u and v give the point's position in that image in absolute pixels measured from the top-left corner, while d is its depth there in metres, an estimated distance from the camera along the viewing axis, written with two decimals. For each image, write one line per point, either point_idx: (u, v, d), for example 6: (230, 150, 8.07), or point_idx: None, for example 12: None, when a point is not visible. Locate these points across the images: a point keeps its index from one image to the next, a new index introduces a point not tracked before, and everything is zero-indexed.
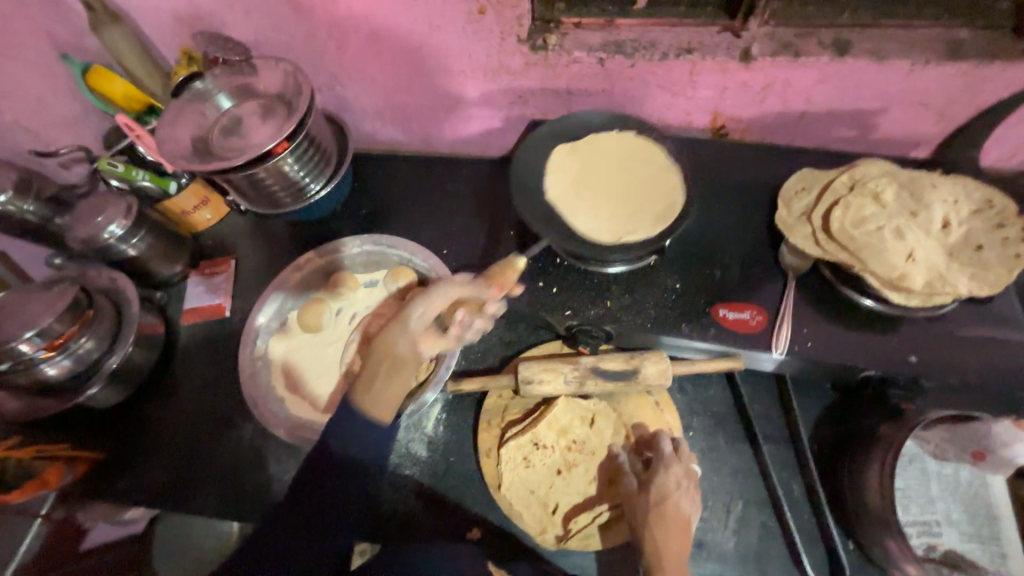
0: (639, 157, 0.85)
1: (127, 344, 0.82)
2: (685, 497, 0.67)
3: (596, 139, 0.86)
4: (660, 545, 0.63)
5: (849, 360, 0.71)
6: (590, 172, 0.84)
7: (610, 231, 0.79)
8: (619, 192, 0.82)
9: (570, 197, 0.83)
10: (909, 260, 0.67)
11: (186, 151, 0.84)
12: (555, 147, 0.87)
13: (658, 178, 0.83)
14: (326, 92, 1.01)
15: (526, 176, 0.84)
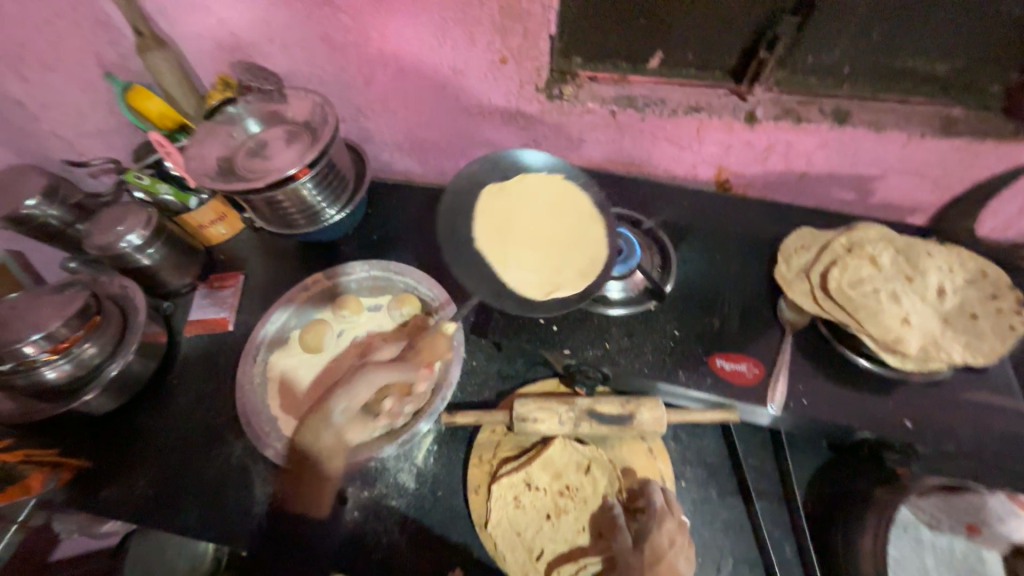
0: (567, 201, 0.88)
1: (130, 352, 0.84)
2: (680, 555, 0.67)
3: (523, 182, 0.88)
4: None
5: (844, 420, 0.70)
6: (514, 221, 0.86)
7: (539, 286, 0.81)
8: (547, 242, 0.85)
9: (497, 245, 0.85)
10: (905, 324, 0.68)
11: (211, 169, 0.88)
12: (483, 190, 0.89)
13: (583, 225, 0.86)
14: (349, 122, 1.06)
15: (471, 224, 0.87)
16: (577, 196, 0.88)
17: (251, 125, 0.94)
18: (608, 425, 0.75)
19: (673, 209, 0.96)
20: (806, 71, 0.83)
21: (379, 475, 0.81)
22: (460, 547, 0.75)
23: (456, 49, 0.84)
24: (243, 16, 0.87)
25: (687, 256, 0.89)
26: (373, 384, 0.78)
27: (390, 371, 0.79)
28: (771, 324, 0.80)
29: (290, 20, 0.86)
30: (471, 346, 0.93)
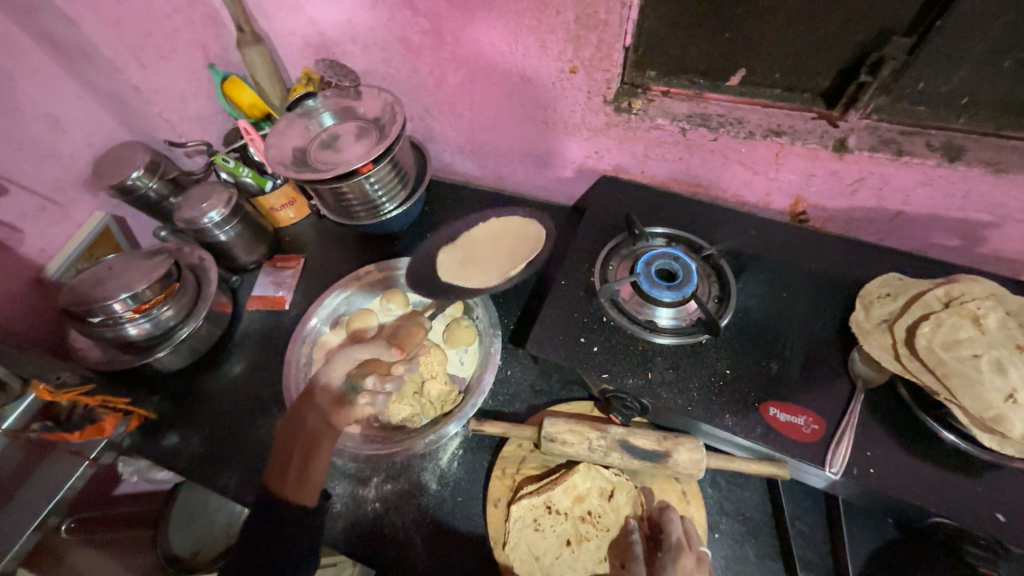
0: (506, 225, 1.00)
1: (199, 319, 0.91)
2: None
3: (468, 232, 1.00)
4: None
5: (918, 499, 0.61)
6: (471, 255, 0.96)
7: (499, 276, 0.90)
8: (500, 247, 0.96)
9: (462, 275, 0.93)
10: (1010, 400, 0.58)
11: (287, 158, 0.94)
12: (437, 251, 0.99)
13: (522, 222, 0.99)
14: (417, 122, 1.10)
15: (447, 267, 0.95)
16: (512, 220, 1.00)
17: (325, 118, 1.00)
18: (641, 459, 0.71)
19: (741, 236, 0.88)
20: (913, 99, 0.74)
21: (404, 470, 0.82)
22: (474, 557, 0.74)
23: (527, 57, 0.84)
24: (332, 17, 0.92)
25: (750, 290, 0.82)
26: (351, 359, 0.83)
27: (366, 348, 0.84)
28: (838, 376, 0.71)
29: (373, 22, 0.90)
30: (508, 355, 0.92)
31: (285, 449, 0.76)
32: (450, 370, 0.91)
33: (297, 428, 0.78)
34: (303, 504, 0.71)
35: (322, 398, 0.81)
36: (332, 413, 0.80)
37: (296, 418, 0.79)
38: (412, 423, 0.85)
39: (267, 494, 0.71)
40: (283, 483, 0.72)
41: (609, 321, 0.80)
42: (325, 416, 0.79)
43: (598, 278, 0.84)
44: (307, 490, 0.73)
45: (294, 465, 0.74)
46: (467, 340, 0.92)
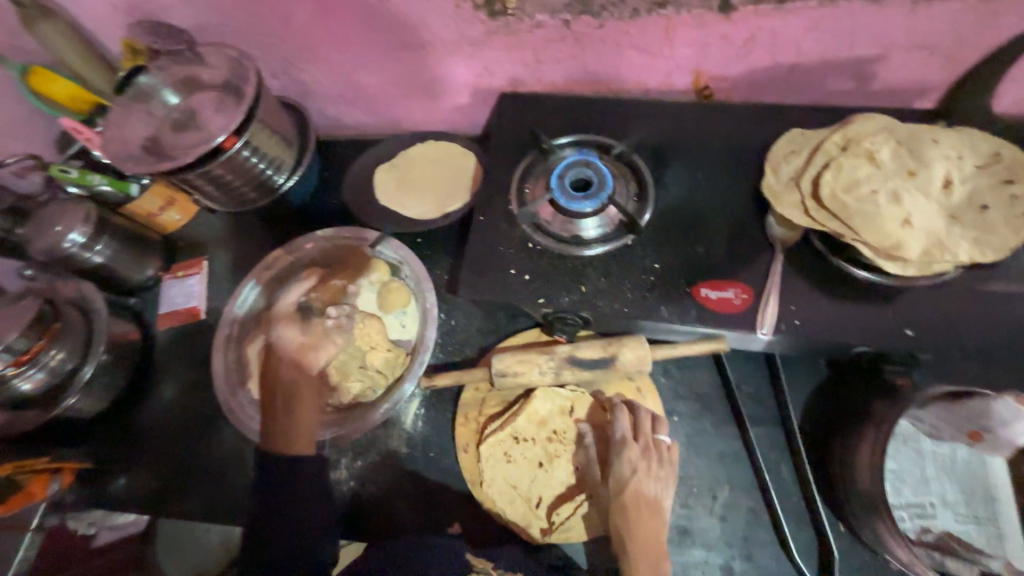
0: (443, 151, 0.97)
1: (100, 353, 0.83)
2: (646, 478, 0.66)
3: (407, 152, 0.98)
4: (632, 528, 0.64)
5: (838, 337, 0.65)
6: (409, 177, 0.96)
7: (436, 209, 0.92)
8: (436, 179, 0.95)
9: (399, 198, 0.94)
10: (906, 225, 0.61)
11: (135, 150, 0.80)
12: (376, 167, 0.99)
13: (457, 153, 0.96)
14: (283, 78, 0.96)
15: (384, 190, 0.96)
16: (447, 146, 0.97)
17: (171, 96, 0.85)
18: (590, 369, 0.72)
19: (650, 126, 0.84)
20: None
21: (370, 444, 0.81)
22: (456, 500, 0.76)
23: None
24: None
25: (668, 179, 0.80)
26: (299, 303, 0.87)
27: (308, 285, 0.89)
28: (758, 243, 0.73)
29: None
30: (448, 305, 0.89)
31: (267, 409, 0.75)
32: (393, 336, 0.86)
33: (274, 388, 0.76)
34: (303, 453, 0.72)
35: (287, 353, 0.79)
36: (304, 356, 0.79)
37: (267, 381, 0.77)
38: (367, 397, 0.83)
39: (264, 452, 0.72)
40: (277, 439, 0.73)
41: (535, 246, 0.77)
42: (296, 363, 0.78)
43: (516, 204, 0.80)
44: (300, 440, 0.73)
45: (284, 418, 0.74)
46: (402, 302, 0.87)
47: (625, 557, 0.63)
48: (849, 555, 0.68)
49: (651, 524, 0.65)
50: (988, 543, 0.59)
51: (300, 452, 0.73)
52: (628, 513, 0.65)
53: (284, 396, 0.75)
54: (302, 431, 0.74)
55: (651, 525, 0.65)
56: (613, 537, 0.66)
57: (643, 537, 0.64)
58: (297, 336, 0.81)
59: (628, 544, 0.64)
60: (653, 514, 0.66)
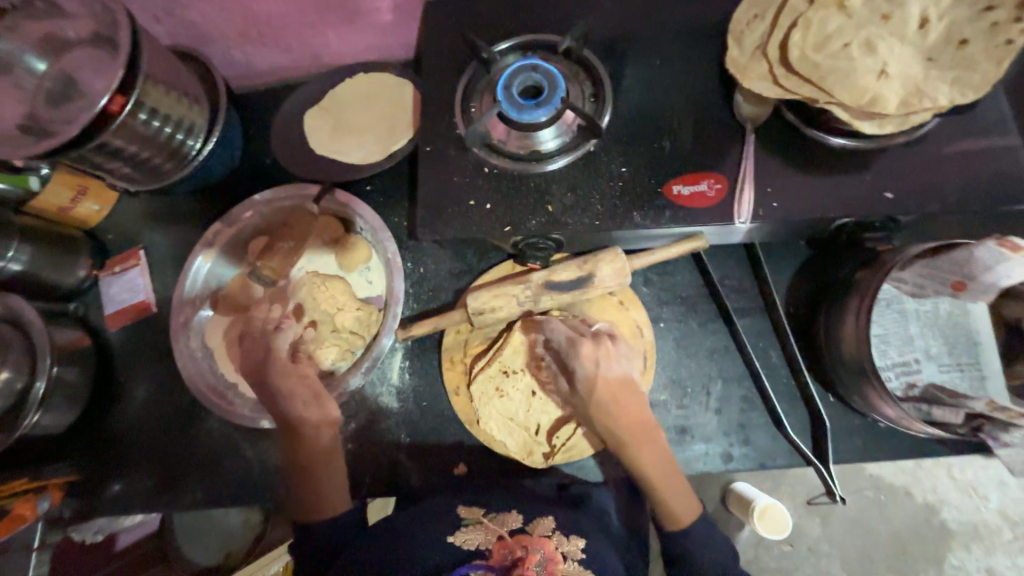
0: (374, 83, 0.87)
1: (50, 366, 0.76)
2: (608, 363, 0.66)
3: (336, 91, 0.88)
4: (614, 416, 0.65)
5: (818, 213, 0.62)
6: (343, 119, 0.86)
7: (379, 150, 0.83)
8: (373, 116, 0.85)
9: (336, 143, 0.85)
10: (882, 77, 0.57)
11: (13, 133, 0.69)
12: (306, 113, 0.88)
13: (391, 84, 0.86)
14: (169, 23, 0.81)
15: (317, 138, 0.86)
16: (377, 76, 0.87)
17: (35, 62, 0.72)
18: (568, 291, 0.69)
19: (598, 12, 0.74)
20: None
21: (360, 406, 0.79)
22: (457, 443, 0.76)
23: None
24: None
25: (625, 72, 0.71)
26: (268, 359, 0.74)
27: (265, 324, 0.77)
28: (727, 127, 0.67)
29: None
30: (413, 253, 0.83)
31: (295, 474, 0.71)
32: (362, 295, 0.81)
33: (304, 453, 0.70)
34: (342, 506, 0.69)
35: (309, 412, 0.71)
36: (328, 407, 0.72)
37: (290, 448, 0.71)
38: (347, 360, 0.79)
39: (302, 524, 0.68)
40: (310, 505, 0.69)
41: (493, 171, 0.70)
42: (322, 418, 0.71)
43: (462, 126, 0.72)
44: (334, 492, 0.70)
45: (320, 481, 0.70)
46: (364, 257, 0.82)
47: (622, 443, 0.65)
48: (841, 421, 0.70)
49: (631, 404, 0.65)
50: (971, 386, 0.59)
51: (331, 514, 0.68)
52: (605, 404, 0.65)
53: (320, 459, 0.70)
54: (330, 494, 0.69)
55: (631, 405, 0.66)
56: (601, 431, 0.66)
57: (629, 421, 0.65)
58: (307, 396, 0.72)
59: (618, 430, 0.65)
60: (628, 397, 0.66)
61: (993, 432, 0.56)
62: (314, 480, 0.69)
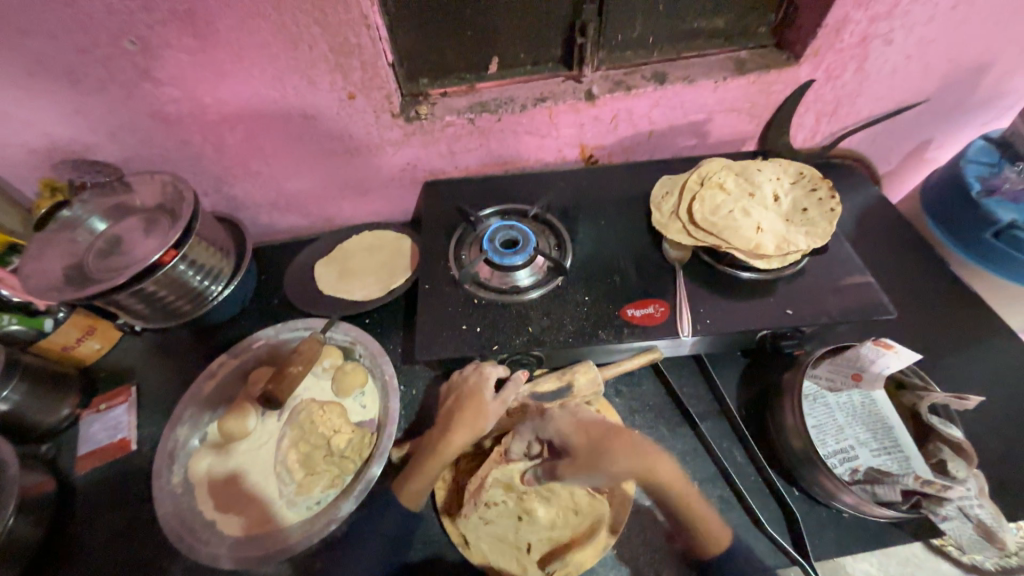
0: (377, 238, 1.06)
1: (8, 516, 0.72)
2: (583, 411, 0.75)
3: (345, 244, 1.06)
4: (620, 444, 0.68)
5: (743, 327, 0.79)
6: (349, 265, 1.02)
7: (381, 289, 0.98)
8: (376, 262, 1.02)
9: (342, 284, 1.00)
10: (759, 230, 0.81)
11: (57, 281, 0.79)
12: (316, 261, 1.04)
13: (392, 239, 1.06)
14: (213, 196, 1.00)
15: (325, 281, 1.00)
16: (380, 233, 1.07)
17: (97, 222, 0.87)
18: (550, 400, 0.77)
19: (555, 190, 1.01)
20: (620, 48, 0.94)
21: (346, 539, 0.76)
22: (448, 572, 0.74)
23: (301, 96, 0.84)
24: (51, 112, 0.79)
25: (578, 231, 0.94)
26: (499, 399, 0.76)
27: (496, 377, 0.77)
28: (661, 266, 0.87)
29: (111, 105, 0.80)
30: (407, 375, 0.91)
31: (421, 455, 0.76)
32: (355, 419, 0.85)
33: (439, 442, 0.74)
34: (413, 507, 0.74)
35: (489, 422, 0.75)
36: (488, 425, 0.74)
37: (449, 423, 0.74)
38: (336, 488, 0.79)
39: (390, 491, 0.77)
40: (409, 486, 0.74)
41: (481, 301, 0.84)
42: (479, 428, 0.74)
43: (456, 268, 0.89)
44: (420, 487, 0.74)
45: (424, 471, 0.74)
46: (360, 381, 0.88)
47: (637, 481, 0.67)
48: (812, 517, 0.75)
49: (629, 437, 0.69)
50: (901, 466, 0.69)
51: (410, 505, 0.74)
52: (608, 442, 0.68)
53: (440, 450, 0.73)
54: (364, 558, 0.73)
55: (631, 445, 0.68)
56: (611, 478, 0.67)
57: (638, 462, 0.67)
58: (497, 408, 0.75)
59: (626, 470, 0.66)
60: (621, 438, 0.69)
61: (931, 506, 0.63)
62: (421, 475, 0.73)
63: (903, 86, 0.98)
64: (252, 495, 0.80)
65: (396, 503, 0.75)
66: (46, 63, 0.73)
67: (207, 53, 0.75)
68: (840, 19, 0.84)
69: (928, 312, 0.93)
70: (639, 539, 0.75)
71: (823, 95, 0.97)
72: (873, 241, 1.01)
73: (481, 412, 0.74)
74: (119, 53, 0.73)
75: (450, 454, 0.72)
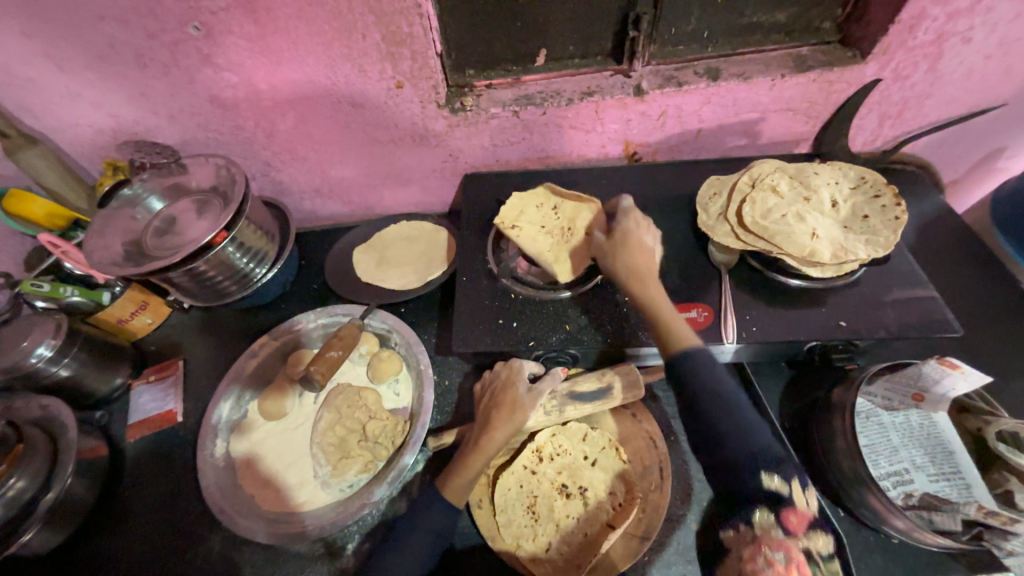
0: (415, 228, 1.07)
1: (66, 477, 0.76)
2: (643, 230, 0.80)
3: (383, 233, 1.07)
4: (634, 257, 0.76)
5: (791, 337, 0.75)
6: (387, 254, 1.03)
7: (418, 279, 0.98)
8: (414, 253, 1.03)
9: (380, 272, 1.01)
10: (814, 237, 0.77)
11: (117, 256, 0.84)
12: (355, 248, 1.06)
13: (430, 230, 1.06)
14: (261, 180, 1.02)
15: (364, 268, 1.02)
16: (417, 224, 1.08)
17: (155, 202, 0.91)
18: (590, 401, 0.78)
19: (596, 186, 0.99)
20: (673, 42, 0.91)
21: (376, 523, 0.77)
22: (475, 564, 0.74)
23: (351, 84, 0.84)
24: (118, 94, 0.83)
25: None
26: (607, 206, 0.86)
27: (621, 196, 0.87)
28: (706, 269, 0.84)
29: (173, 89, 0.83)
30: (440, 366, 0.91)
31: (461, 450, 0.75)
32: (389, 406, 0.87)
33: (480, 435, 0.73)
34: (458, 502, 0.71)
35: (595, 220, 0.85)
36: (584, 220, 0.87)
37: (487, 420, 0.74)
38: (368, 473, 0.80)
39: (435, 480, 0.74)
40: (453, 479, 0.72)
41: (518, 296, 0.84)
42: (515, 424, 0.73)
43: (494, 262, 0.88)
44: (460, 479, 0.71)
45: (468, 465, 0.72)
46: (395, 369, 0.89)
47: (639, 279, 0.74)
48: (856, 539, 0.72)
49: (643, 252, 0.77)
50: (959, 494, 0.64)
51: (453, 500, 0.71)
52: (630, 248, 0.77)
53: (483, 436, 0.73)
54: (409, 554, 0.68)
55: (641, 255, 0.76)
56: (619, 268, 0.76)
57: (649, 277, 0.75)
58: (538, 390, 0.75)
59: (643, 273, 0.75)
60: (646, 254, 0.77)
61: (994, 540, 0.59)
62: (463, 466, 0.72)
63: (979, 88, 0.91)
64: (287, 471, 0.82)
65: (436, 493, 0.72)
66: (117, 47, 0.77)
67: (265, 40, 0.77)
68: (915, 15, 0.79)
69: (991, 333, 0.87)
70: (669, 549, 0.73)
71: (888, 97, 0.92)
72: (934, 254, 0.95)
73: (517, 402, 0.74)
74: (184, 39, 0.76)
75: (492, 448, 0.72)
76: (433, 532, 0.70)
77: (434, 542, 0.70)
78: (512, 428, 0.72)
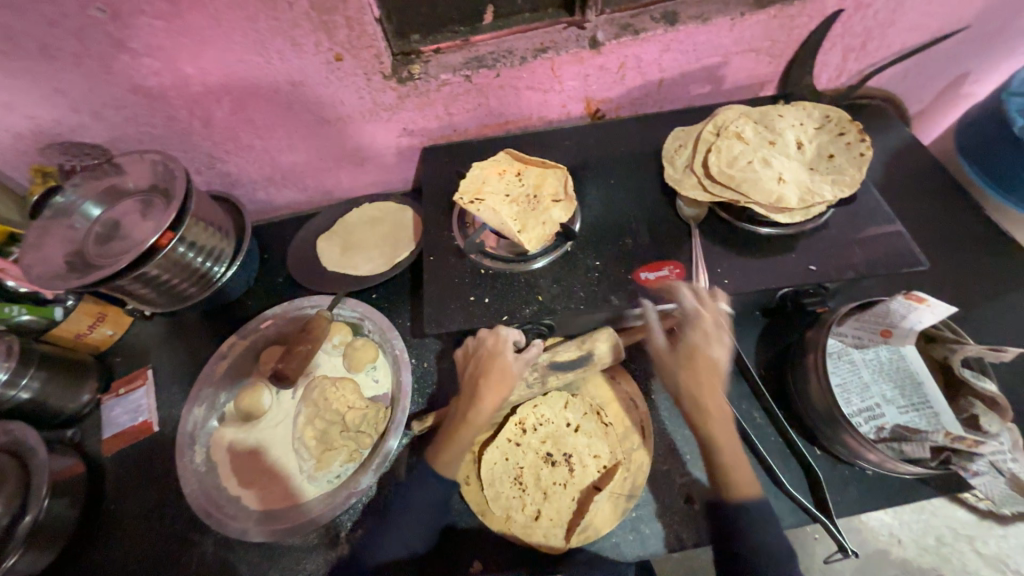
0: (377, 210, 1.03)
1: (42, 500, 0.74)
2: (712, 344, 0.71)
3: (345, 218, 1.02)
4: (695, 389, 0.71)
5: (762, 287, 0.75)
6: (351, 240, 1.00)
7: (385, 262, 0.95)
8: (378, 235, 0.99)
9: (345, 259, 0.97)
10: (781, 182, 0.76)
11: (60, 269, 0.79)
12: (318, 237, 1.02)
13: (394, 211, 1.02)
14: (207, 174, 0.96)
15: (329, 256, 0.98)
16: (379, 205, 1.04)
17: (92, 208, 0.86)
18: (569, 370, 0.77)
19: (559, 150, 0.95)
20: None
21: (367, 510, 0.78)
22: (469, 538, 0.75)
23: (286, 61, 0.78)
24: (31, 93, 0.76)
25: (587, 190, 0.89)
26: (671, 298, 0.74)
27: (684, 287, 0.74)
28: (675, 225, 0.83)
29: (90, 82, 0.76)
30: (416, 349, 0.90)
31: (449, 422, 0.75)
32: (369, 394, 0.86)
33: (468, 408, 0.73)
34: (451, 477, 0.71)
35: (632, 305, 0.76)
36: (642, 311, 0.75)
37: (474, 392, 0.74)
38: (354, 462, 0.80)
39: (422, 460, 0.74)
40: (444, 452, 0.72)
41: (488, 272, 0.81)
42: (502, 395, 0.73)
43: (460, 237, 0.85)
44: (450, 453, 0.72)
45: (458, 436, 0.73)
46: (371, 357, 0.87)
47: (704, 407, 0.71)
48: (832, 473, 0.75)
49: (708, 378, 0.71)
50: (929, 422, 0.66)
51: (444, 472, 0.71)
52: (694, 374, 0.72)
53: (471, 408, 0.73)
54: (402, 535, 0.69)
55: (707, 382, 0.71)
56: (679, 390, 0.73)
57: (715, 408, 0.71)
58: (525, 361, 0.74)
59: (710, 404, 0.71)
60: (712, 374, 0.71)
61: (961, 462, 0.61)
62: (452, 436, 0.73)
63: (943, 11, 0.88)
64: (271, 470, 0.81)
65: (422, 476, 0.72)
66: (17, 39, 0.69)
67: (181, 18, 0.70)
68: None
69: (957, 261, 0.88)
70: (655, 503, 0.75)
71: (851, 28, 0.89)
72: (902, 188, 0.95)
73: (504, 371, 0.73)
74: (91, 24, 0.69)
75: (481, 419, 0.72)
76: (423, 513, 0.70)
77: (424, 522, 0.70)
78: (500, 398, 0.73)
